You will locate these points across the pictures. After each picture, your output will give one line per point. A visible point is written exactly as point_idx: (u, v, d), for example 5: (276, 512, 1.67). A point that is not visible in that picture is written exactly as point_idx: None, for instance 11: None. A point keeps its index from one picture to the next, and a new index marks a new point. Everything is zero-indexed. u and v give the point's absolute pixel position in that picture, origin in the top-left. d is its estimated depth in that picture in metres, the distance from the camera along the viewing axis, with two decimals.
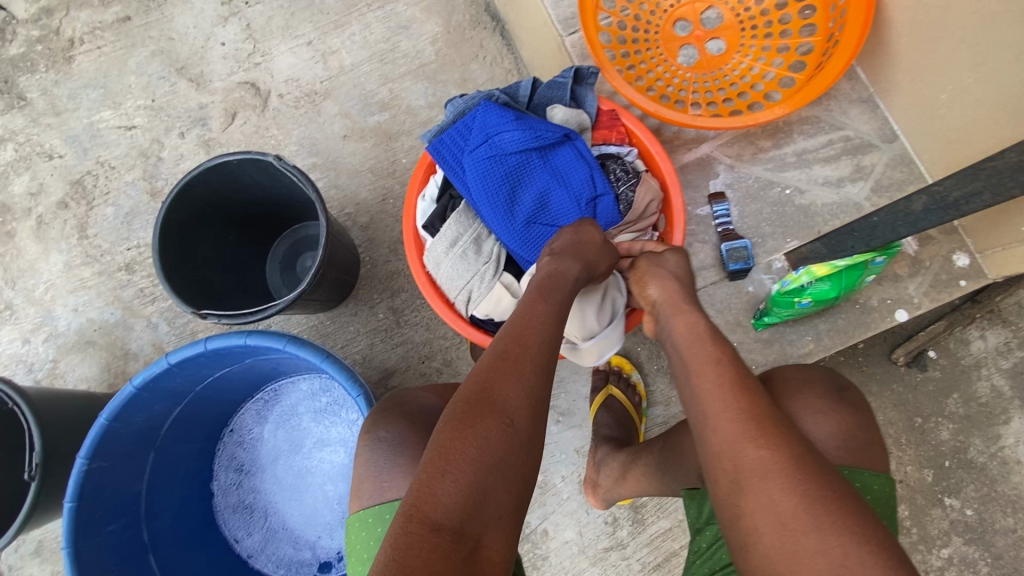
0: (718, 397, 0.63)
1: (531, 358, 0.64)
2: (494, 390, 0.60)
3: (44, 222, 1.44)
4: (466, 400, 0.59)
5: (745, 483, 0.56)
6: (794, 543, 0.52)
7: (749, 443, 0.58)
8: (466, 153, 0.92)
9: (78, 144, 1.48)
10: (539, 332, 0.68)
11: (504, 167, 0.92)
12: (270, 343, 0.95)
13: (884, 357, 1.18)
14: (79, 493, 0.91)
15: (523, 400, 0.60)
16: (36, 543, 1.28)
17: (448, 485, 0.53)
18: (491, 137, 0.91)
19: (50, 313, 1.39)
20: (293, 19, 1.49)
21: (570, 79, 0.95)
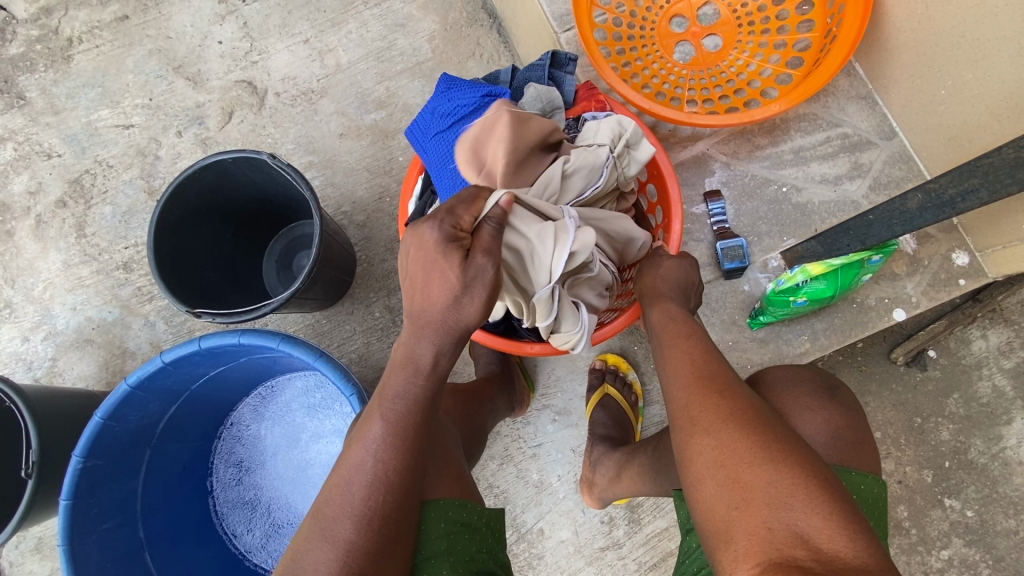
0: (683, 355, 0.67)
1: (339, 519, 0.60)
2: (304, 559, 0.60)
3: (43, 221, 1.45)
4: (286, 566, 0.62)
5: (699, 427, 0.59)
6: (747, 470, 0.54)
7: (719, 395, 0.61)
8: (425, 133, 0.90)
9: (76, 143, 1.48)
10: (359, 472, 0.61)
11: (452, 146, 0.87)
12: (265, 342, 0.95)
13: (884, 357, 1.17)
14: (73, 491, 0.91)
15: (326, 570, 0.58)
16: (36, 540, 1.29)
17: None
18: (443, 116, 0.88)
19: (49, 312, 1.40)
20: (290, 17, 1.48)
21: (547, 61, 0.94)
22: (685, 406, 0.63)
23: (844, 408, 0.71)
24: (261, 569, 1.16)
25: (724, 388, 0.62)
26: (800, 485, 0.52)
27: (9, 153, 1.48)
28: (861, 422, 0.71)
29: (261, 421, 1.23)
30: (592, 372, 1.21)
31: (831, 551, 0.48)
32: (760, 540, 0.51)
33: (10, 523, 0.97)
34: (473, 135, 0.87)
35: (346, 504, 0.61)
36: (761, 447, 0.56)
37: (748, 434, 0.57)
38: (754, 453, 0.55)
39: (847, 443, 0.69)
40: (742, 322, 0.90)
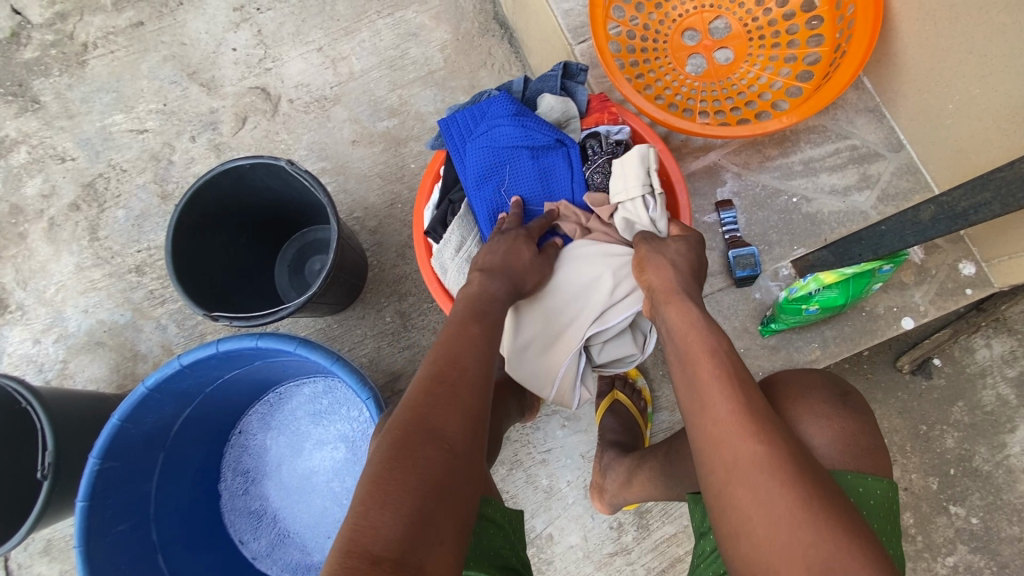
0: (719, 393, 0.63)
1: (463, 383, 0.66)
2: (431, 417, 0.61)
3: (56, 224, 1.46)
4: (403, 428, 0.60)
5: (740, 482, 0.58)
6: (789, 534, 0.54)
7: (749, 438, 0.59)
8: (470, 138, 0.95)
9: (91, 147, 1.50)
10: (471, 353, 0.70)
11: (498, 160, 0.95)
12: (281, 347, 0.96)
13: (889, 365, 1.19)
14: (90, 494, 0.91)
15: (459, 426, 0.62)
16: (43, 543, 1.29)
17: (386, 516, 0.52)
18: (492, 127, 0.94)
19: (61, 314, 1.41)
20: (304, 25, 1.51)
21: (559, 72, 0.98)
22: (716, 448, 0.60)
23: (856, 415, 0.72)
24: None
25: (759, 431, 0.59)
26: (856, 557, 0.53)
27: (23, 157, 1.50)
28: (872, 430, 0.72)
29: (267, 430, 1.23)
30: (602, 378, 1.22)
31: None
32: None
33: (24, 524, 0.97)
34: (518, 152, 0.95)
35: (469, 375, 0.67)
36: (800, 505, 0.55)
37: (786, 491, 0.56)
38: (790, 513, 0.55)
39: (856, 452, 0.69)
40: (753, 329, 0.91)
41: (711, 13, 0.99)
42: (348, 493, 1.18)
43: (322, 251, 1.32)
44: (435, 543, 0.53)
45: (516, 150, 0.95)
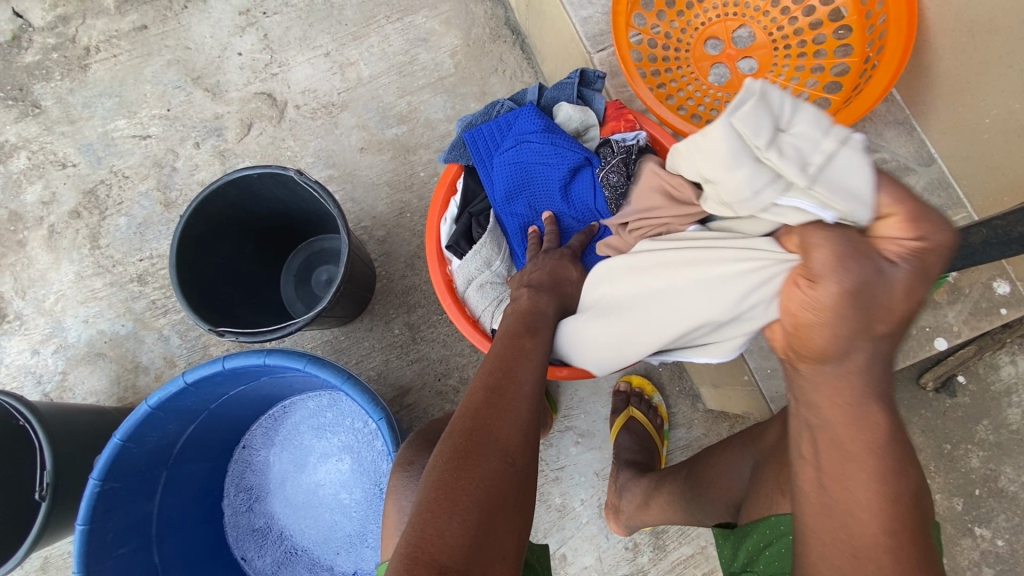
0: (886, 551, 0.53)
1: (521, 396, 0.65)
2: (494, 428, 0.61)
3: (56, 232, 1.43)
4: (466, 436, 0.60)
5: None
6: None
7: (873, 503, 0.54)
8: (497, 153, 0.94)
9: (92, 153, 1.46)
10: (527, 366, 0.70)
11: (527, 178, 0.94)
12: (291, 364, 0.92)
13: (912, 382, 1.16)
14: (90, 517, 0.88)
15: (519, 438, 0.61)
16: (41, 560, 1.25)
17: (454, 525, 0.53)
18: (522, 143, 0.92)
19: (60, 324, 1.37)
20: (311, 30, 1.48)
21: (576, 79, 0.94)
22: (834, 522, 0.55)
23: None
24: None
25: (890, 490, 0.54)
26: None
27: (23, 163, 1.46)
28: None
29: (271, 445, 1.19)
30: (617, 394, 1.19)
31: None
32: None
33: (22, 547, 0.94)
34: (548, 170, 0.92)
35: (524, 388, 0.67)
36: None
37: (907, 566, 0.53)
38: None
39: None
40: None
41: (734, 22, 0.96)
42: (358, 504, 1.15)
43: (330, 261, 1.28)
44: (497, 558, 0.53)
45: (546, 167, 0.92)
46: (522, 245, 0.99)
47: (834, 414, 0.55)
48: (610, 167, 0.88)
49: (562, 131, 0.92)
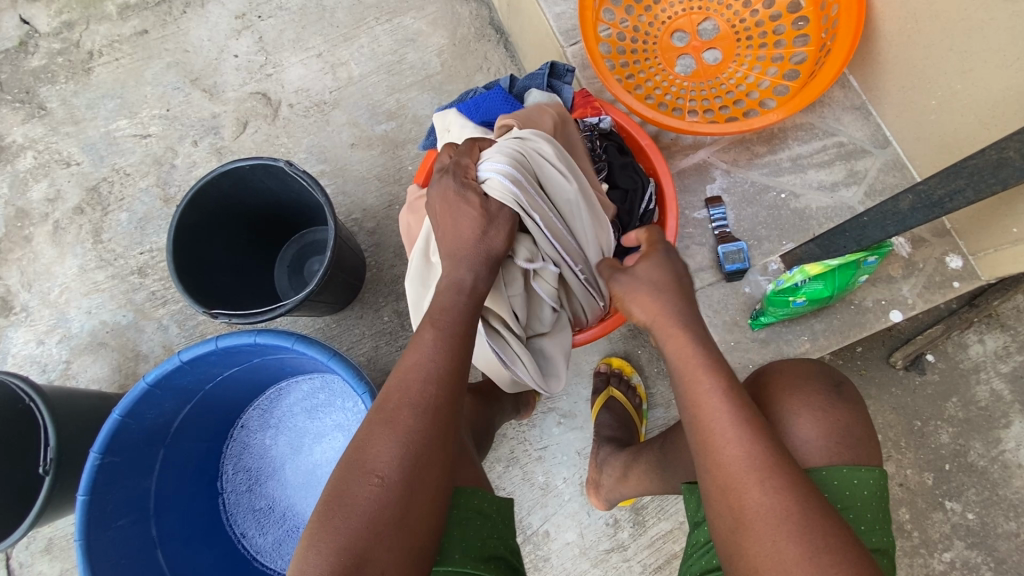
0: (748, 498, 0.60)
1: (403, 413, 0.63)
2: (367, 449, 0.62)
3: (61, 227, 1.49)
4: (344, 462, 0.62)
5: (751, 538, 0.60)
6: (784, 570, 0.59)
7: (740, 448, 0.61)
8: None
9: (95, 152, 1.53)
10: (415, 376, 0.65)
11: None
12: (281, 343, 0.97)
13: (882, 361, 1.19)
14: (91, 487, 0.93)
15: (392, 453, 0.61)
16: (45, 542, 1.30)
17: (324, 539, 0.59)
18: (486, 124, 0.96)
19: (65, 316, 1.43)
20: (304, 32, 1.54)
21: (546, 71, 0.98)
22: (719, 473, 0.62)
23: (847, 406, 0.75)
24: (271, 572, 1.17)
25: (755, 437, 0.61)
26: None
27: (29, 162, 1.53)
28: (863, 420, 0.75)
29: (267, 429, 1.25)
30: (597, 376, 1.23)
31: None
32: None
33: (26, 519, 0.99)
34: None
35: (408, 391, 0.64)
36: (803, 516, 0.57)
37: (789, 501, 0.58)
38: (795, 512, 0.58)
39: (849, 442, 0.72)
40: (744, 323, 0.92)
41: (699, 15, 1.01)
42: None
43: (321, 252, 1.34)
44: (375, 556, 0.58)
45: None
46: None
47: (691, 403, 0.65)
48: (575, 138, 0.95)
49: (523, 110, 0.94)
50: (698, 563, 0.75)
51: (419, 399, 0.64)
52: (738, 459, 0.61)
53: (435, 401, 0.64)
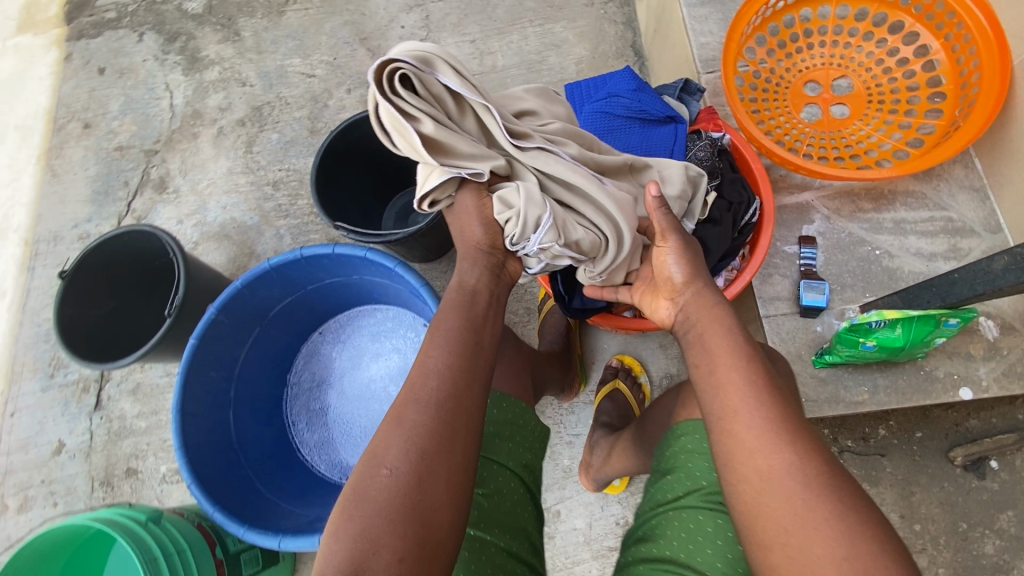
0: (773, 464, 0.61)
1: (410, 403, 0.70)
2: (378, 446, 0.69)
3: (223, 133, 1.74)
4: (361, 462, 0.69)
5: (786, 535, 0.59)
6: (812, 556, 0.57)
7: (781, 453, 0.62)
8: (588, 102, 1.04)
9: (267, 79, 1.77)
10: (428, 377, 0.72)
11: (607, 125, 1.01)
12: (386, 263, 1.10)
13: (940, 453, 1.16)
14: (201, 335, 1.09)
15: (399, 450, 0.68)
16: (134, 384, 1.51)
17: (345, 528, 0.64)
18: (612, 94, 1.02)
19: (204, 205, 1.66)
20: (465, 19, 1.72)
21: (678, 84, 1.07)
22: (725, 427, 0.66)
23: None
24: (308, 465, 1.30)
25: (786, 442, 0.63)
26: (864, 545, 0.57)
27: (215, 75, 1.80)
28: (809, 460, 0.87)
29: (337, 341, 1.39)
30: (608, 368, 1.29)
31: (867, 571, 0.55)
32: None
33: (143, 348, 1.17)
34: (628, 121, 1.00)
35: (422, 378, 0.72)
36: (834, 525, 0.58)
37: (818, 500, 0.59)
38: (821, 516, 0.58)
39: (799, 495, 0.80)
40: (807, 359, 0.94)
41: (837, 71, 1.07)
42: None
43: None
44: (395, 542, 0.63)
45: (626, 119, 1.00)
46: None
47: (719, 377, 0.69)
48: (697, 147, 1.00)
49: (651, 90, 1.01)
50: (644, 506, 0.84)
51: (425, 395, 0.71)
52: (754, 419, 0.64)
53: (436, 394, 0.70)
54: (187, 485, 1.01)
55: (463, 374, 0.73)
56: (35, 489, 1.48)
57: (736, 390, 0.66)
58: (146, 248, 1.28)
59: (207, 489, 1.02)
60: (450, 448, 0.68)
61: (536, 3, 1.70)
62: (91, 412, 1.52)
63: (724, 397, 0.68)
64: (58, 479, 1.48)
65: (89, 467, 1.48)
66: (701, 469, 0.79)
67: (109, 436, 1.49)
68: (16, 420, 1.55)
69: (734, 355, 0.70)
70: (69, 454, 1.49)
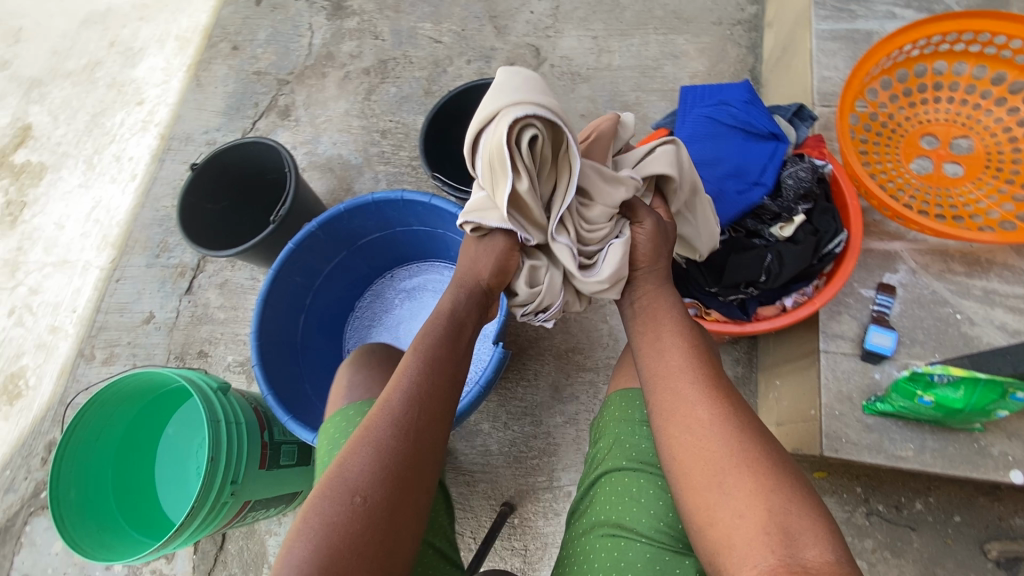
0: (714, 431, 0.70)
1: (383, 425, 0.72)
2: (346, 470, 0.69)
3: (349, 77, 1.89)
4: (326, 484, 0.69)
5: (715, 486, 0.67)
6: (750, 510, 0.64)
7: (705, 408, 0.73)
8: (698, 106, 1.07)
9: (398, 37, 1.91)
10: (404, 400, 0.74)
11: (711, 131, 1.05)
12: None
13: (975, 542, 1.12)
14: (300, 242, 1.22)
15: (369, 476, 0.68)
16: (224, 280, 1.69)
17: (303, 554, 0.64)
18: (722, 104, 1.05)
19: (317, 138, 1.82)
20: (592, 16, 1.78)
21: (791, 108, 1.07)
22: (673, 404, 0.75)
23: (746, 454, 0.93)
24: None
25: (710, 406, 0.73)
26: (792, 501, 0.64)
27: (353, 24, 1.96)
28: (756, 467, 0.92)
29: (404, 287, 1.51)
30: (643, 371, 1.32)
31: (799, 525, 0.62)
32: (760, 545, 0.61)
33: (248, 243, 1.32)
34: (732, 132, 1.03)
35: (394, 404, 0.74)
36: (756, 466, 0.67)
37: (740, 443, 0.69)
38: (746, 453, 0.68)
39: None
40: (856, 402, 0.94)
41: (959, 130, 1.05)
42: None
43: None
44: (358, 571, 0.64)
45: (731, 129, 1.04)
46: None
47: (667, 354, 0.81)
48: (797, 168, 1.00)
49: (760, 109, 1.05)
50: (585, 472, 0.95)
51: (398, 415, 0.73)
52: (687, 387, 0.76)
53: (412, 409, 0.74)
54: (252, 364, 1.13)
55: (435, 405, 0.76)
56: (120, 348, 1.68)
57: (677, 362, 0.79)
58: (266, 156, 1.44)
59: (268, 375, 1.14)
60: (427, 455, 0.73)
61: (665, 14, 1.74)
62: (181, 294, 1.70)
63: (663, 370, 0.79)
64: (141, 344, 1.67)
65: (169, 341, 1.65)
66: (626, 434, 0.91)
67: (192, 319, 1.66)
68: (120, 285, 1.76)
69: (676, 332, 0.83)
70: (156, 325, 1.68)
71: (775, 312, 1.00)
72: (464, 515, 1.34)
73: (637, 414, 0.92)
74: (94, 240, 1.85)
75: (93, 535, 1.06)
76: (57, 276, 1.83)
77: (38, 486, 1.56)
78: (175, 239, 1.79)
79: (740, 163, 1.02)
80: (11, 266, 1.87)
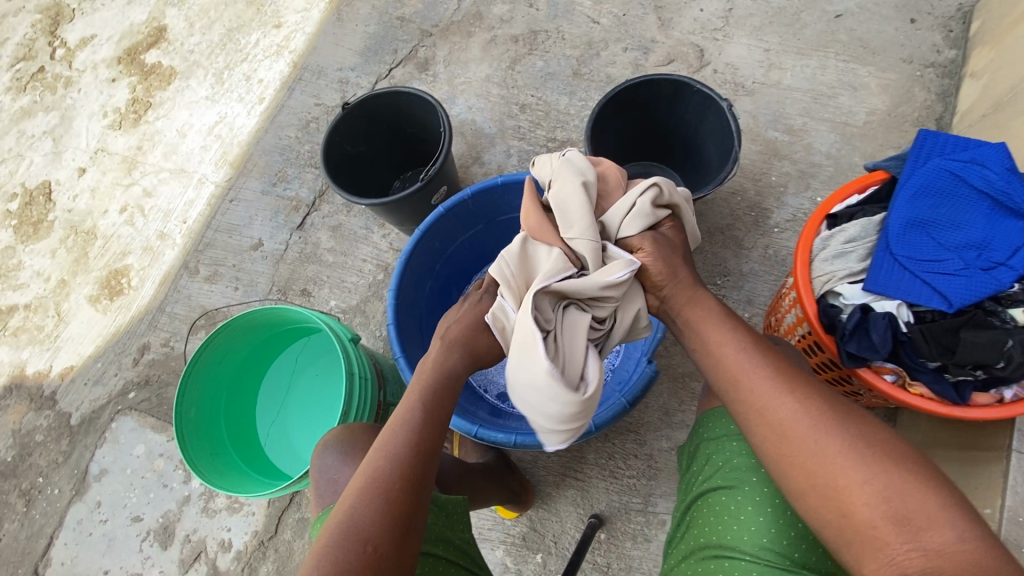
0: (808, 427, 0.70)
1: (386, 475, 0.73)
2: (358, 521, 0.69)
3: (494, 42, 1.79)
4: (340, 536, 0.68)
5: (823, 477, 0.68)
6: (860, 497, 0.65)
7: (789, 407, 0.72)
8: (942, 156, 0.91)
9: (553, 9, 1.80)
10: (404, 449, 0.75)
11: (954, 189, 0.89)
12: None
13: None
14: (450, 206, 1.19)
15: (377, 520, 0.69)
16: (337, 223, 1.66)
17: None
18: (972, 162, 0.90)
19: (453, 99, 1.75)
20: (769, 25, 1.66)
21: None
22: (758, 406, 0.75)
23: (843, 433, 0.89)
24: None
25: (794, 392, 0.73)
26: (903, 481, 0.64)
27: None
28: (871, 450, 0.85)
29: None
30: None
31: (916, 509, 0.63)
32: (872, 532, 0.64)
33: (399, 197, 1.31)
34: (978, 197, 0.89)
35: (392, 456, 0.75)
36: (863, 453, 0.67)
37: (834, 439, 0.69)
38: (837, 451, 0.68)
39: None
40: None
41: None
42: None
43: None
44: None
45: (977, 193, 0.89)
46: (900, 238, 0.89)
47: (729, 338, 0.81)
48: None
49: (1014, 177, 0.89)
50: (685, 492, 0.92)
51: (398, 461, 0.74)
52: (766, 378, 0.75)
53: (399, 467, 0.73)
54: (388, 324, 1.12)
55: (428, 450, 0.76)
56: (225, 269, 1.67)
57: (748, 358, 0.78)
58: (416, 107, 1.42)
59: (401, 337, 1.12)
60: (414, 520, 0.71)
61: (849, 40, 1.61)
62: (293, 229, 1.68)
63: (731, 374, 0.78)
64: (246, 270, 1.66)
65: (274, 273, 1.64)
66: (720, 452, 0.87)
67: (300, 256, 1.65)
68: (233, 207, 1.75)
69: (722, 328, 0.83)
70: (263, 254, 1.67)
71: (992, 401, 0.83)
72: (548, 517, 1.29)
73: (731, 432, 0.87)
74: (212, 155, 1.84)
75: (207, 460, 1.04)
76: (172, 184, 1.83)
77: (127, 386, 1.58)
78: (293, 171, 1.76)
79: (984, 234, 0.87)
80: (129, 164, 1.88)
